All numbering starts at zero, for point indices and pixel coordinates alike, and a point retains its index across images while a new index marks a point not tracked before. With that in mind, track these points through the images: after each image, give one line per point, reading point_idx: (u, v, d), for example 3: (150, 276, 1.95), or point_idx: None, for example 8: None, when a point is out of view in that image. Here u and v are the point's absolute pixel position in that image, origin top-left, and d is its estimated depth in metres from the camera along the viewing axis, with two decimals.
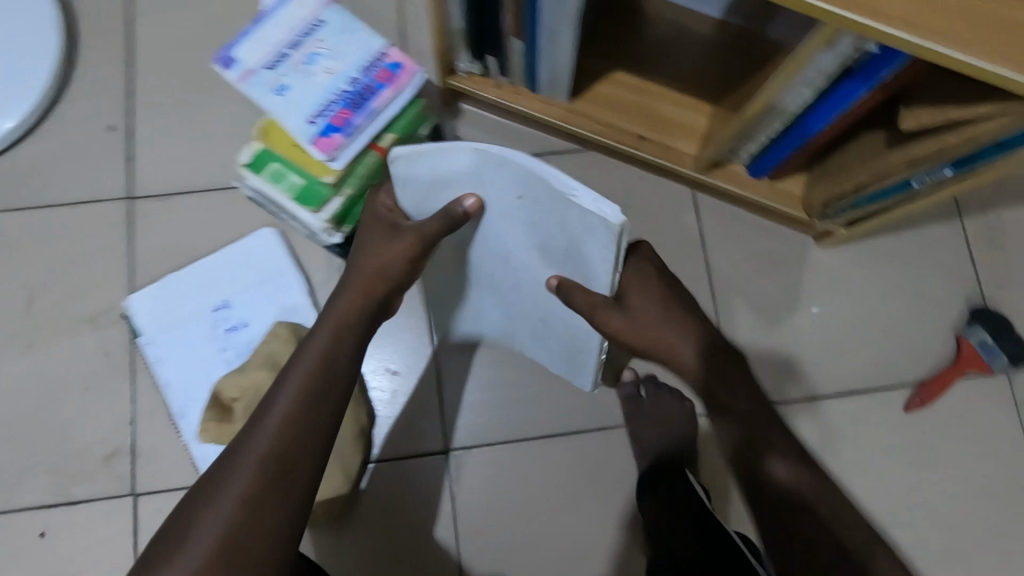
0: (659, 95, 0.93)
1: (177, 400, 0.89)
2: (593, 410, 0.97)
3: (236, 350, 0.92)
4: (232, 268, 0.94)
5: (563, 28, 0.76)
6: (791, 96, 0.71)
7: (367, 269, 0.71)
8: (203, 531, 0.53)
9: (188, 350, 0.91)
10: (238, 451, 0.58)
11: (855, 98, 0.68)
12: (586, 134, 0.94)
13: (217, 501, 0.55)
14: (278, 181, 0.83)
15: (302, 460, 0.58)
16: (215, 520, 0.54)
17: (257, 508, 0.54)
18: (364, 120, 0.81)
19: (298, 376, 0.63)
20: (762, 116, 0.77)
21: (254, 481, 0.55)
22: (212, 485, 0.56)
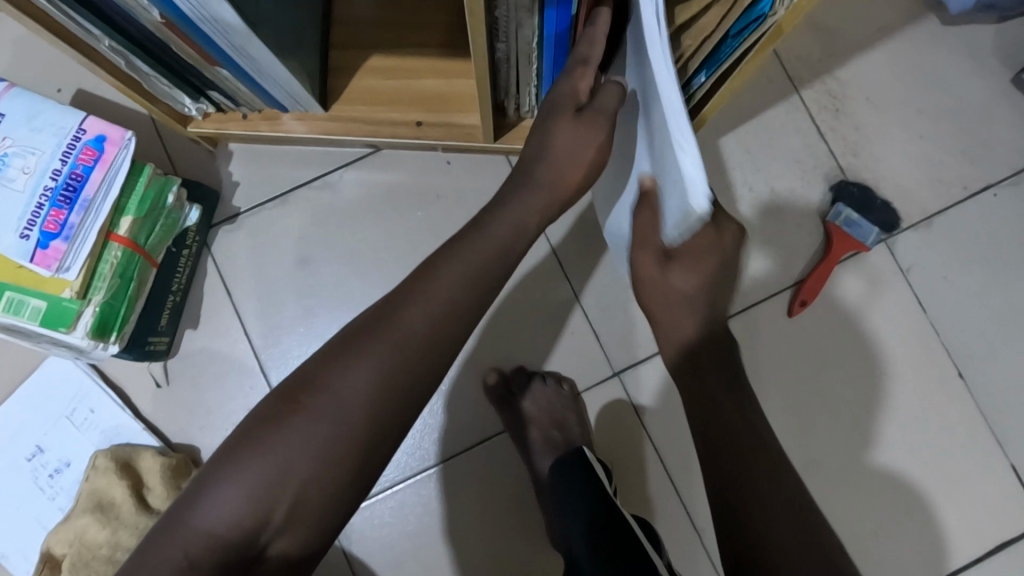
0: (422, 69, 0.82)
1: (20, 566, 0.81)
2: (473, 421, 0.90)
3: (65, 493, 0.83)
4: (33, 406, 0.84)
5: (245, 46, 0.63)
6: (522, 33, 0.59)
7: (568, 153, 0.59)
8: (263, 461, 0.45)
9: (16, 508, 0.82)
10: (374, 338, 0.48)
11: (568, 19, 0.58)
12: (357, 138, 0.83)
13: (304, 417, 0.46)
14: (17, 312, 0.71)
15: (408, 374, 0.48)
16: (317, 430, 0.46)
17: (339, 433, 0.46)
18: (80, 217, 0.70)
19: (483, 243, 0.54)
20: (511, 61, 0.66)
21: (365, 390, 0.47)
22: (307, 393, 0.47)
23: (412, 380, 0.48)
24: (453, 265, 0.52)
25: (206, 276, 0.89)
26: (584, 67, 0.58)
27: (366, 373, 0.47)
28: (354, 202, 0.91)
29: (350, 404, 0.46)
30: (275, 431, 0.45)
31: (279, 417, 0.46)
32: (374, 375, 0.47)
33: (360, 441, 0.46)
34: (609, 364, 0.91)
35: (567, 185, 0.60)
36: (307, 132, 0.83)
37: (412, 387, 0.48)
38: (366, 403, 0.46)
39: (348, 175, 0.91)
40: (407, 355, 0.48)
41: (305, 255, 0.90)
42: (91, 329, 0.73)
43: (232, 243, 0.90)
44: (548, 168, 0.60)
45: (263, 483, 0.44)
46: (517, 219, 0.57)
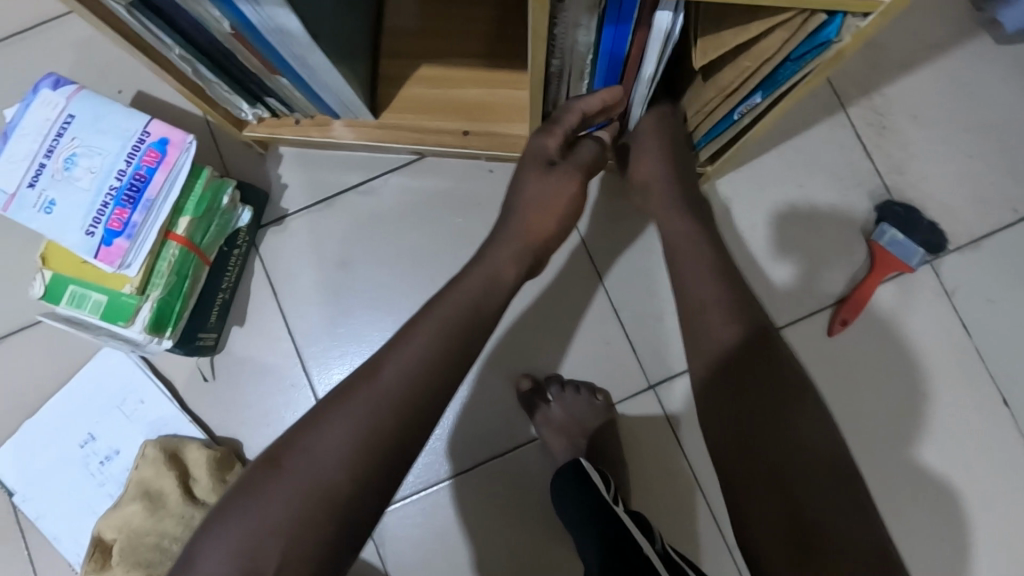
0: (469, 81, 0.83)
1: (70, 550, 0.85)
2: (506, 427, 0.91)
3: (114, 480, 0.86)
4: (85, 396, 0.87)
5: (308, 56, 0.65)
6: (579, 49, 0.60)
7: (540, 210, 0.68)
8: (243, 528, 0.46)
9: (67, 494, 0.86)
10: (351, 398, 0.50)
11: (631, 43, 0.59)
12: (404, 146, 0.85)
13: (281, 481, 0.47)
14: (81, 304, 0.75)
15: (385, 431, 0.49)
16: (295, 492, 0.47)
17: (314, 497, 0.46)
18: (142, 216, 0.73)
19: (456, 303, 0.57)
20: (567, 76, 0.67)
21: (339, 451, 0.48)
22: (286, 458, 0.48)
23: (386, 440, 0.49)
24: (426, 327, 0.55)
25: (253, 275, 0.92)
26: (554, 128, 0.68)
27: (341, 435, 0.48)
28: (398, 206, 0.93)
29: (326, 466, 0.47)
30: (255, 496, 0.47)
31: (258, 482, 0.47)
32: (350, 434, 0.48)
33: (337, 503, 0.47)
34: (642, 375, 0.91)
35: (542, 236, 0.68)
36: (357, 139, 0.85)
37: (386, 448, 0.49)
38: (340, 463, 0.47)
39: (392, 180, 0.93)
40: (381, 413, 0.50)
41: (348, 258, 0.92)
42: (148, 324, 0.76)
43: (278, 243, 0.92)
44: (522, 221, 0.67)
45: (240, 553, 0.45)
46: (492, 273, 0.62)
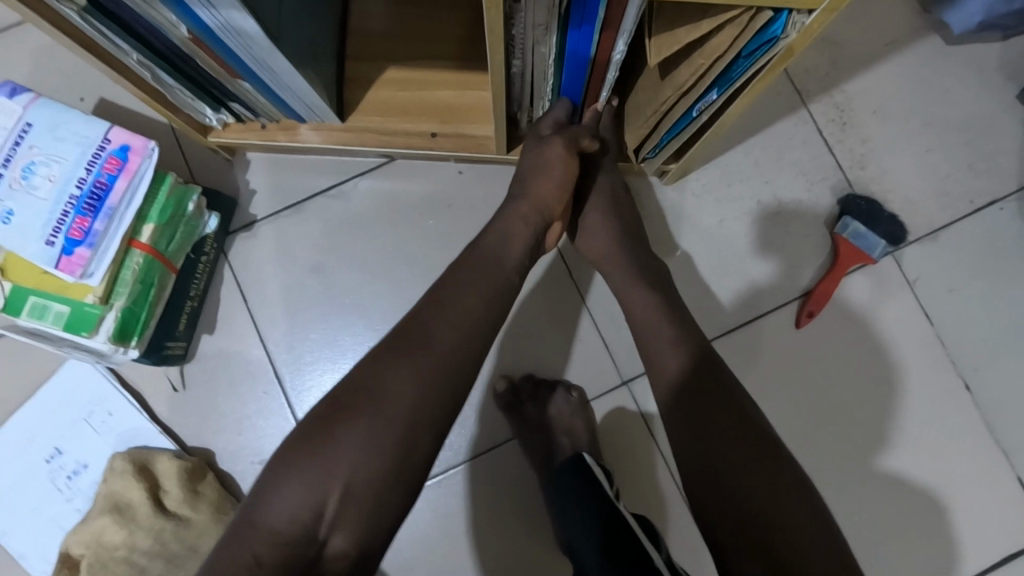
0: (436, 84, 0.83)
1: (37, 568, 0.83)
2: (482, 428, 0.91)
3: (85, 495, 0.85)
4: (51, 410, 0.86)
5: (269, 61, 0.65)
6: (541, 49, 0.61)
7: (558, 169, 0.73)
8: (318, 460, 0.49)
9: (33, 511, 0.84)
10: (417, 345, 0.55)
11: (591, 43, 0.60)
12: (372, 149, 0.85)
13: (352, 422, 0.51)
14: (41, 315, 0.73)
15: (447, 375, 0.54)
16: (370, 424, 0.51)
17: (385, 429, 0.51)
18: (104, 223, 0.72)
19: (493, 262, 0.64)
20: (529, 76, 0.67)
21: (409, 387, 0.53)
22: (355, 397, 0.52)
23: (450, 379, 0.54)
24: (475, 284, 0.61)
25: (223, 282, 0.91)
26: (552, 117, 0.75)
27: (407, 382, 0.53)
28: (368, 210, 0.93)
29: (398, 399, 0.52)
30: (331, 429, 0.50)
31: (333, 416, 0.51)
32: (416, 375, 0.53)
33: (405, 434, 0.51)
34: (615, 372, 0.92)
35: (557, 202, 0.74)
36: (325, 142, 0.85)
37: (449, 387, 0.54)
38: (409, 398, 0.52)
39: (362, 184, 0.93)
40: (445, 359, 0.55)
41: (319, 263, 0.92)
42: (112, 334, 0.74)
43: (248, 249, 0.91)
44: (540, 181, 0.73)
45: (321, 479, 0.49)
46: (520, 237, 0.69)
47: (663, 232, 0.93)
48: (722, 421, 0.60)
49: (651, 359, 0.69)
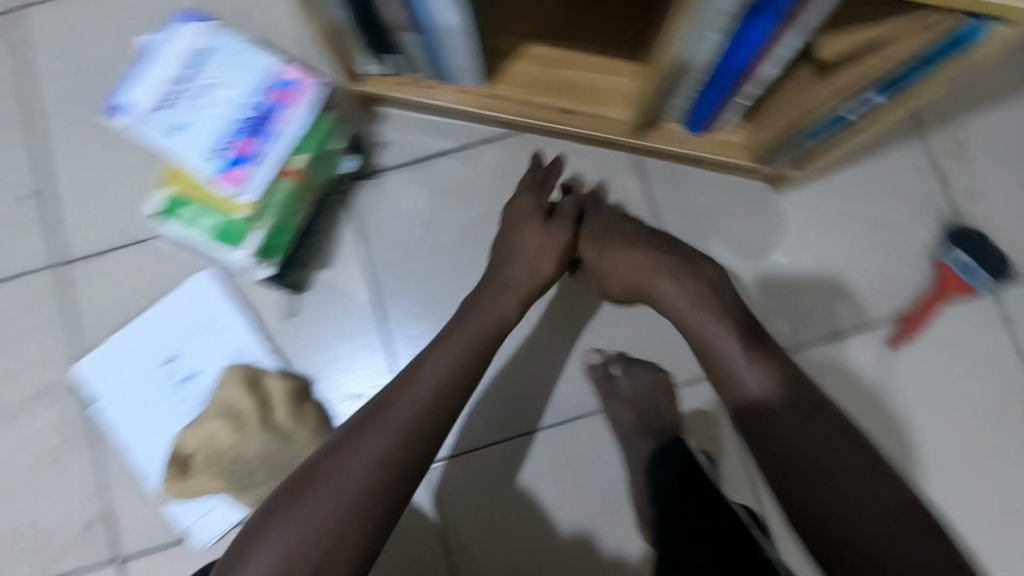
0: (579, 64, 0.88)
1: (138, 464, 0.88)
2: (566, 400, 0.94)
3: (192, 403, 0.90)
4: (173, 320, 0.92)
5: (449, 17, 0.70)
6: (709, 45, 0.65)
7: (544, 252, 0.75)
8: (280, 537, 0.51)
9: (143, 410, 0.90)
10: (369, 428, 0.57)
11: (763, 39, 0.63)
12: (508, 118, 0.89)
13: (296, 507, 0.53)
14: (195, 223, 0.80)
15: (404, 456, 0.56)
16: (325, 507, 0.52)
17: (370, 481, 0.54)
18: (270, 145, 0.78)
19: (471, 325, 0.68)
20: (684, 67, 0.71)
21: (364, 468, 0.54)
22: (317, 476, 0.54)
23: (404, 456, 0.56)
24: (431, 367, 0.63)
25: (343, 224, 0.95)
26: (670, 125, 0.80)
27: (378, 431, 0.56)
28: (487, 174, 0.97)
29: (346, 483, 0.53)
30: (281, 511, 0.53)
31: (293, 493, 0.53)
32: (376, 458, 0.55)
33: (345, 530, 0.52)
34: (702, 365, 0.94)
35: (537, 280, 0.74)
36: (464, 104, 0.90)
37: (403, 462, 0.56)
38: (347, 489, 0.53)
39: (485, 151, 0.97)
40: (399, 444, 0.56)
41: (435, 220, 0.96)
42: (257, 250, 0.80)
43: (371, 196, 0.96)
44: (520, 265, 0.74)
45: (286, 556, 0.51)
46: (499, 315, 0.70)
47: (767, 237, 0.95)
48: (817, 437, 0.54)
49: (735, 368, 0.60)
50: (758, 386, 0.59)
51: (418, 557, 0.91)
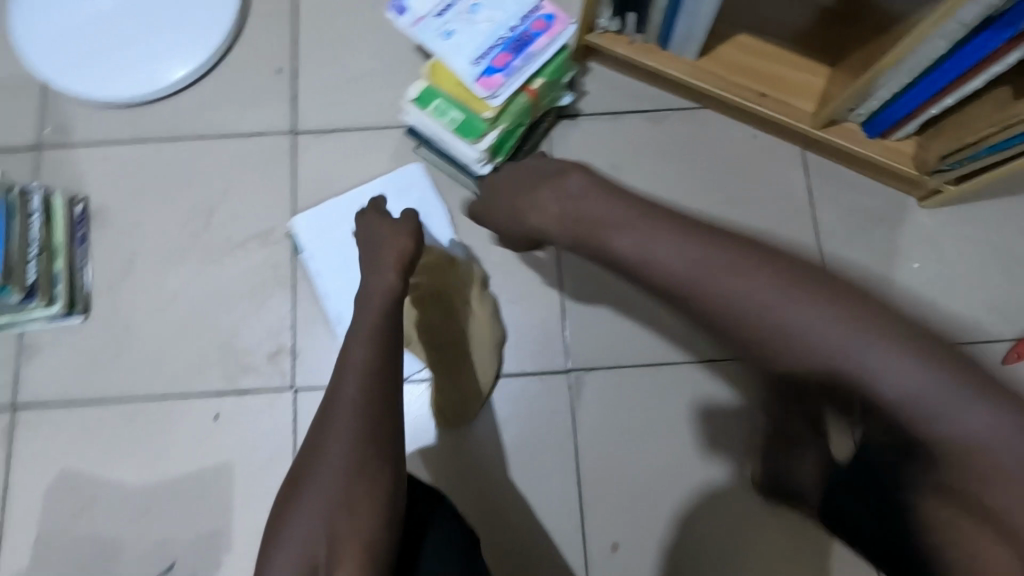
0: (779, 58, 1.03)
1: (334, 310, 1.03)
2: (704, 343, 1.04)
3: None
4: (383, 197, 1.07)
5: None
6: (933, 50, 0.79)
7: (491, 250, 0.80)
8: (297, 539, 0.58)
9: (345, 267, 1.04)
10: (309, 471, 0.61)
11: (984, 53, 0.77)
12: (711, 89, 1.02)
13: (292, 512, 0.60)
14: (441, 115, 0.94)
15: (352, 483, 0.60)
16: (300, 517, 0.59)
17: (331, 507, 0.59)
18: (522, 63, 0.92)
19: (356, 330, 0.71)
20: (895, 70, 0.85)
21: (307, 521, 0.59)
22: (302, 485, 0.61)
23: (376, 462, 0.61)
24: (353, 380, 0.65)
25: (539, 151, 1.09)
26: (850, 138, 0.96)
27: (336, 433, 0.62)
28: (668, 137, 1.10)
29: (307, 510, 0.59)
30: (287, 511, 0.60)
31: (288, 496, 0.62)
32: (321, 499, 0.59)
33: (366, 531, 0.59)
34: None
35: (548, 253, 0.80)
36: (675, 69, 1.03)
37: (360, 484, 0.60)
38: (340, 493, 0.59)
39: (671, 116, 1.10)
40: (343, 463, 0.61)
41: (616, 164, 1.09)
42: (489, 147, 0.94)
43: (567, 133, 1.10)
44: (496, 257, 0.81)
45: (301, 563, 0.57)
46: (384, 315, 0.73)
47: (905, 243, 1.07)
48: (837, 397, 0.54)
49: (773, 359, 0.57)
50: (807, 318, 0.54)
51: (545, 451, 1.00)
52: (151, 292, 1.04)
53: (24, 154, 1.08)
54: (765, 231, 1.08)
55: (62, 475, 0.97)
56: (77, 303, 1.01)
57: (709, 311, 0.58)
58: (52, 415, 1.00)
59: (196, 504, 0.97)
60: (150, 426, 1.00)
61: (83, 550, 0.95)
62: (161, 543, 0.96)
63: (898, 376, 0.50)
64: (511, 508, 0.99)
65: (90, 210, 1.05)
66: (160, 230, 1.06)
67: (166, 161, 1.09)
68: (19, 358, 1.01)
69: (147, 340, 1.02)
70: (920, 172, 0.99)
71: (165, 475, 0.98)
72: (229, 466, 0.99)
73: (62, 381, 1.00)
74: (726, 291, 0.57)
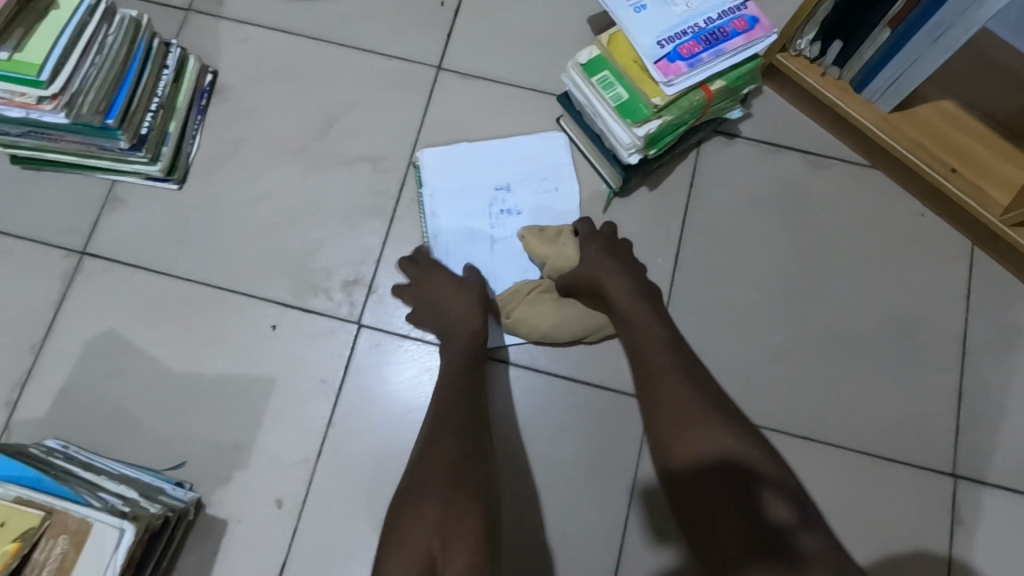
0: (979, 137, 0.92)
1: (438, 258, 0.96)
2: (799, 417, 0.93)
3: (503, 228, 0.98)
4: (520, 160, 1.00)
5: (955, 30, 0.76)
6: None
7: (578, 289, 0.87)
8: (407, 523, 0.67)
9: (461, 217, 0.98)
10: (419, 463, 0.73)
11: None
12: (897, 149, 0.91)
13: (405, 501, 0.69)
14: (605, 88, 0.86)
15: (446, 463, 0.71)
16: (412, 499, 0.69)
17: (430, 500, 0.68)
18: (711, 57, 0.84)
19: (435, 287, 0.90)
20: None
21: (418, 507, 0.68)
22: (409, 485, 0.71)
23: (457, 445, 0.73)
24: (441, 307, 0.88)
25: (683, 160, 1.01)
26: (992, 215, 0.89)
27: (436, 466, 0.71)
28: (828, 188, 1.00)
29: (415, 500, 0.69)
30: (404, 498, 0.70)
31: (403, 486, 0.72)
32: (430, 491, 0.69)
33: (462, 510, 0.68)
34: (941, 459, 0.91)
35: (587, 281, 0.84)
36: (863, 118, 0.92)
37: (447, 466, 0.71)
38: (438, 483, 0.70)
39: (835, 167, 1.01)
40: (441, 429, 0.75)
41: (760, 200, 1.00)
42: (647, 135, 0.85)
43: (719, 150, 1.01)
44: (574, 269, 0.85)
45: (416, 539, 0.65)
46: (457, 287, 0.89)
47: None
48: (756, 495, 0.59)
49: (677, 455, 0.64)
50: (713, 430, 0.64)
51: (600, 476, 0.90)
52: (248, 182, 0.99)
53: (175, 13, 1.06)
54: (900, 320, 0.97)
55: (104, 336, 0.93)
56: (175, 169, 0.97)
57: (645, 399, 0.70)
58: (115, 273, 0.95)
59: (225, 409, 0.91)
60: (204, 315, 0.94)
61: (99, 418, 0.90)
62: (177, 438, 0.90)
63: (719, 490, 0.60)
64: (547, 527, 0.89)
65: (216, 84, 1.02)
66: (276, 124, 1.02)
67: (304, 59, 1.05)
68: (103, 208, 0.97)
69: (229, 230, 0.98)
70: None
71: (204, 369, 0.92)
72: (269, 381, 0.92)
73: (135, 243, 0.96)
74: (660, 388, 0.69)
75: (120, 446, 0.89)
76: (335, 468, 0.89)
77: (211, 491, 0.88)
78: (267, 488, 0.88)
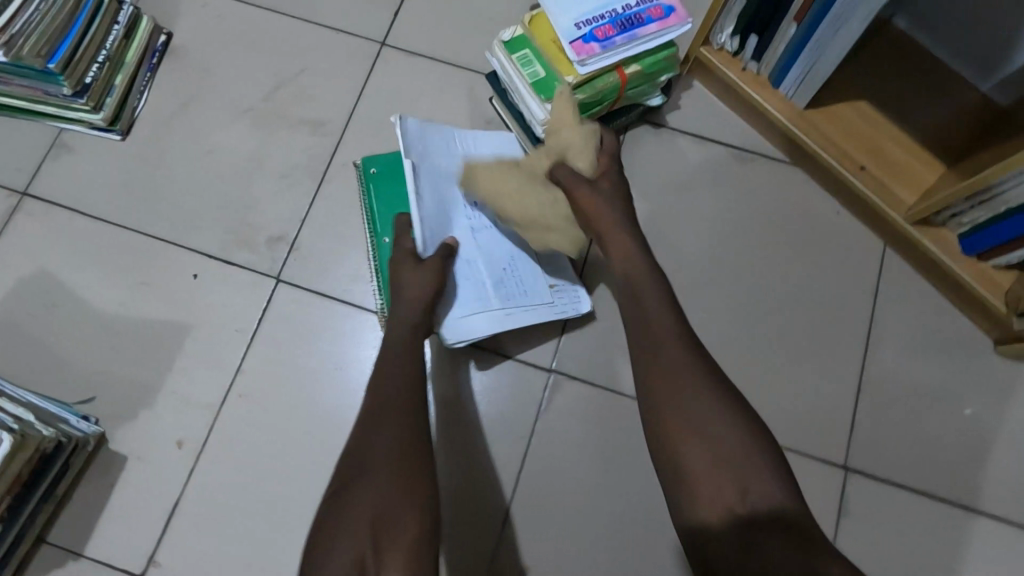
0: (891, 136, 0.94)
1: (419, 246, 0.87)
2: None
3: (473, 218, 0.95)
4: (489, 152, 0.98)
5: (854, 18, 0.80)
6: None
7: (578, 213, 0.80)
8: (350, 517, 0.57)
9: (438, 203, 0.92)
10: (361, 446, 0.64)
11: None
12: (809, 144, 0.94)
13: (352, 490, 0.60)
14: (524, 65, 0.90)
15: (399, 446, 0.64)
16: (355, 488, 0.60)
17: (379, 488, 0.60)
18: (624, 41, 0.86)
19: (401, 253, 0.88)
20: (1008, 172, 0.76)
21: (364, 495, 0.59)
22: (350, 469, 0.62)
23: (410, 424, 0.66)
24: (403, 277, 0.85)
25: (609, 145, 1.03)
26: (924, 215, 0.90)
27: (381, 451, 0.63)
28: (750, 183, 1.02)
29: (354, 486, 0.60)
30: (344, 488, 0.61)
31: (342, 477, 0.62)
32: (377, 475, 0.61)
33: (411, 498, 0.59)
34: (836, 451, 0.92)
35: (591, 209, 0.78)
36: (778, 112, 0.95)
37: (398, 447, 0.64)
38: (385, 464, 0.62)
39: (757, 161, 1.03)
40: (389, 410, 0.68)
41: (682, 188, 1.02)
42: None
43: (645, 138, 1.04)
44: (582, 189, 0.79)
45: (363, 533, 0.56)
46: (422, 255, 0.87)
47: (963, 383, 0.94)
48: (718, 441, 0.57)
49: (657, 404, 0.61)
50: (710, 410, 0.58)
51: (498, 441, 0.93)
52: (188, 138, 1.03)
53: None
54: (811, 313, 0.97)
55: (33, 274, 0.97)
56: (118, 120, 1.02)
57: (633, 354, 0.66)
58: (51, 215, 1.00)
59: (141, 350, 0.94)
60: (132, 260, 0.98)
61: (19, 352, 0.93)
62: (91, 376, 0.93)
63: (701, 448, 0.57)
64: (440, 489, 0.90)
65: (168, 46, 1.07)
66: (222, 85, 1.06)
67: (255, 27, 1.09)
68: (48, 154, 1.02)
69: (166, 182, 1.01)
70: (1005, 310, 0.88)
71: (126, 311, 0.96)
72: (187, 327, 0.95)
73: (74, 188, 1.00)
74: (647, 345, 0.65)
75: (36, 379, 0.92)
76: (240, 415, 0.92)
77: (117, 428, 0.91)
78: (170, 428, 0.91)
